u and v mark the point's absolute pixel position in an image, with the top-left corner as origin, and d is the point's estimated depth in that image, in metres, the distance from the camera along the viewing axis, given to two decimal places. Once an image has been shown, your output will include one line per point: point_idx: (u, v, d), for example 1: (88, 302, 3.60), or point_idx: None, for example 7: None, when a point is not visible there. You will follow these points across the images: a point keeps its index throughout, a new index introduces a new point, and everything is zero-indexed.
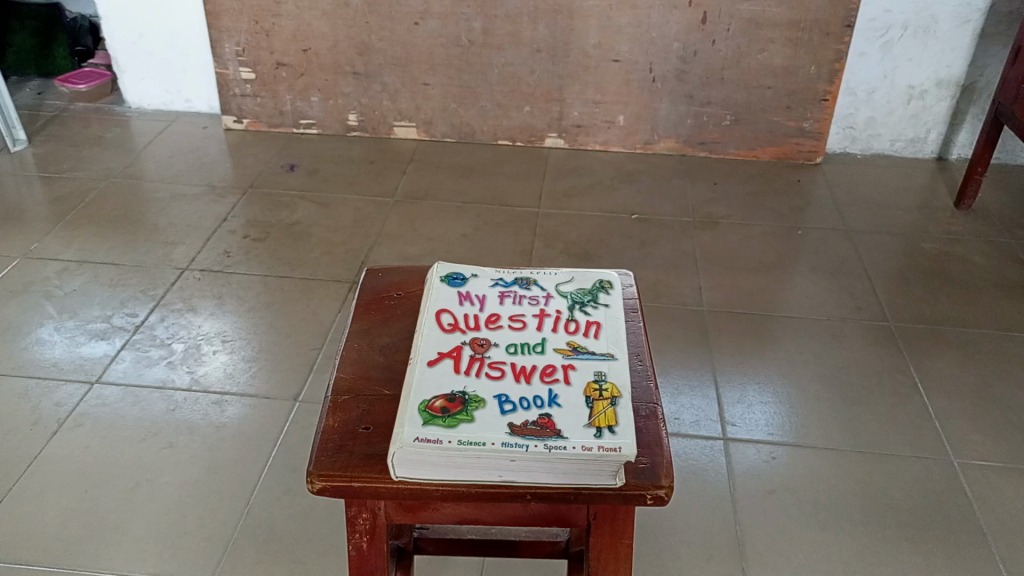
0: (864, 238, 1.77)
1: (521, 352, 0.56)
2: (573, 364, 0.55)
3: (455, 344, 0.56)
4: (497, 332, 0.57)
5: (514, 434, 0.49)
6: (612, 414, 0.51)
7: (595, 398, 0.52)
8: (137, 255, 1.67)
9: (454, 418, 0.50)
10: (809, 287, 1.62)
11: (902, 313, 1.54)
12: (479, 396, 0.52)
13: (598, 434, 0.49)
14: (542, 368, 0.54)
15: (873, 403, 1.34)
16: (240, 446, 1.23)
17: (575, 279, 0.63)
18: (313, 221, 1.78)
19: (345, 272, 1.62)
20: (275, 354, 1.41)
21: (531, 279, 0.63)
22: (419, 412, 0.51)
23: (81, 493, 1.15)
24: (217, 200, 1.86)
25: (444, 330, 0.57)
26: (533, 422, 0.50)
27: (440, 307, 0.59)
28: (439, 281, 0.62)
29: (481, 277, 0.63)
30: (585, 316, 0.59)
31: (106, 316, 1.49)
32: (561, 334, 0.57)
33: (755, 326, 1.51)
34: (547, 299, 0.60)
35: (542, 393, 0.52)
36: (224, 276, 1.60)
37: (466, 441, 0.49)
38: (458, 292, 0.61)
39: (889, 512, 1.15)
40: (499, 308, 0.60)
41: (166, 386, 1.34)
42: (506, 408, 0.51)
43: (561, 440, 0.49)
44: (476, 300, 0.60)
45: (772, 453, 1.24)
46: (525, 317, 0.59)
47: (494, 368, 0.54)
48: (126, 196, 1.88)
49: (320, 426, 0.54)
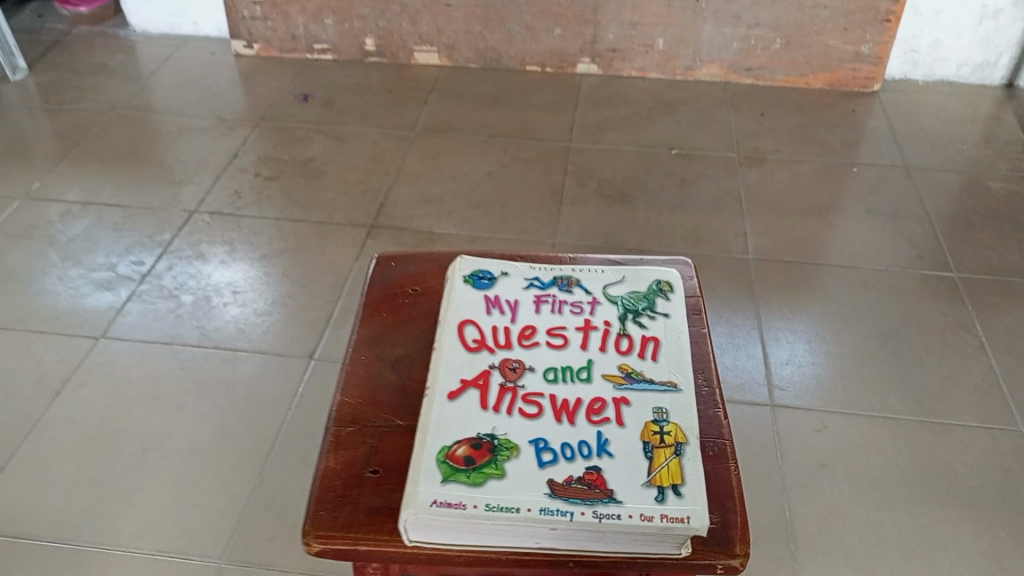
0: (925, 176, 1.63)
1: (562, 380, 0.51)
2: (627, 398, 0.50)
3: (482, 368, 0.51)
4: (533, 352, 0.53)
5: (554, 496, 0.44)
6: (677, 470, 0.45)
7: (656, 445, 0.47)
8: (143, 195, 1.57)
9: (481, 472, 0.45)
10: (864, 232, 1.49)
11: (967, 262, 1.41)
12: (512, 442, 0.47)
13: (660, 497, 0.44)
14: (589, 403, 0.50)
15: (935, 365, 1.23)
16: (253, 409, 1.16)
17: (626, 281, 0.59)
18: (329, 158, 1.67)
19: (361, 214, 1.51)
20: (290, 305, 1.32)
21: (574, 279, 0.59)
22: (437, 465, 0.45)
23: (87, 461, 1.09)
24: (226, 134, 1.75)
25: (469, 349, 0.53)
26: (578, 480, 0.45)
27: (464, 318, 0.55)
28: (463, 282, 0.58)
29: (512, 276, 0.59)
30: (640, 329, 0.54)
31: (111, 264, 1.40)
32: (611, 356, 0.53)
33: (805, 276, 1.39)
34: (592, 307, 0.56)
35: (590, 439, 0.47)
36: (234, 219, 1.51)
37: (497, 506, 0.43)
38: (485, 296, 0.57)
39: (953, 490, 1.06)
40: (535, 318, 0.55)
41: (175, 342, 1.26)
42: (545, 459, 0.46)
43: (614, 504, 0.44)
44: (507, 306, 0.56)
45: (823, 421, 1.14)
46: (566, 331, 0.54)
47: (530, 403, 0.49)
48: (131, 129, 1.77)
49: (318, 470, 0.49)
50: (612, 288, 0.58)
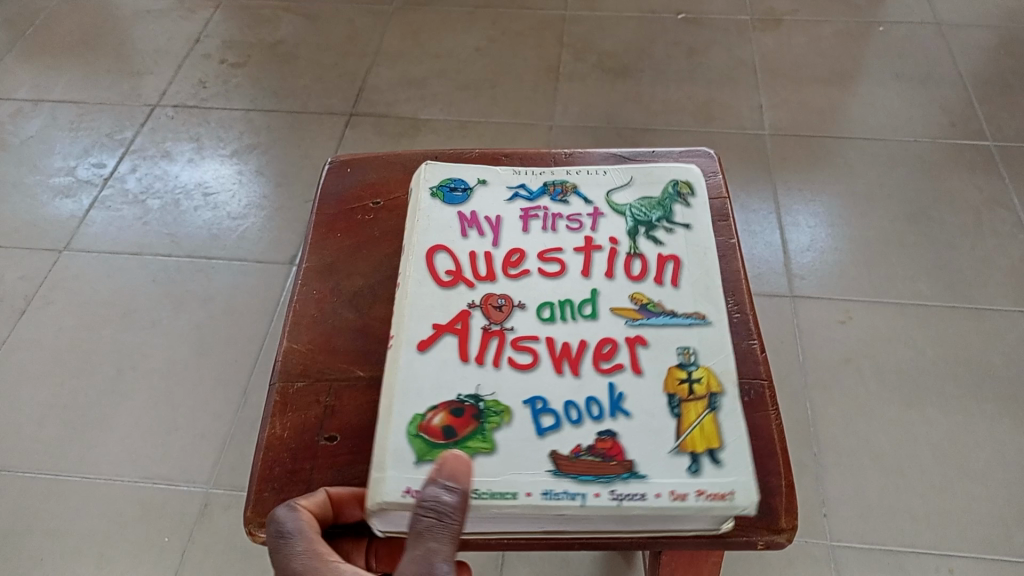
0: (958, 33, 1.48)
1: (558, 320, 0.47)
2: (643, 337, 0.46)
3: (459, 309, 0.47)
4: (521, 284, 0.49)
5: (560, 475, 0.40)
6: (713, 432, 0.41)
7: (685, 398, 0.43)
8: (100, 90, 1.43)
9: (466, 447, 0.41)
10: (890, 100, 1.36)
11: (1004, 128, 1.29)
12: (502, 405, 0.43)
13: (694, 469, 0.40)
14: (596, 346, 0.46)
15: (969, 246, 1.13)
16: (232, 322, 1.08)
17: (633, 185, 0.54)
18: (300, 40, 1.52)
19: (340, 102, 1.38)
20: (267, 207, 1.22)
21: (570, 186, 0.54)
22: (409, 441, 0.41)
23: (59, 386, 1.02)
24: (187, 16, 1.59)
25: (441, 285, 0.48)
26: (589, 451, 0.41)
27: (435, 244, 0.50)
28: (433, 197, 0.53)
29: (492, 187, 0.54)
30: (656, 248, 0.50)
31: (70, 168, 1.29)
32: (618, 284, 0.48)
33: (826, 152, 1.27)
34: (594, 221, 0.52)
35: (601, 396, 0.43)
36: (200, 113, 1.38)
37: (488, 492, 0.39)
38: (459, 215, 0.52)
39: (988, 382, 0.98)
40: (524, 240, 0.51)
41: (143, 252, 1.16)
42: (545, 425, 0.42)
43: (637, 481, 0.40)
44: (487, 226, 0.52)
45: (847, 312, 1.06)
46: (561, 256, 0.50)
47: (522, 351, 0.45)
48: (83, 14, 1.61)
49: (262, 437, 0.47)
50: (616, 195, 0.53)
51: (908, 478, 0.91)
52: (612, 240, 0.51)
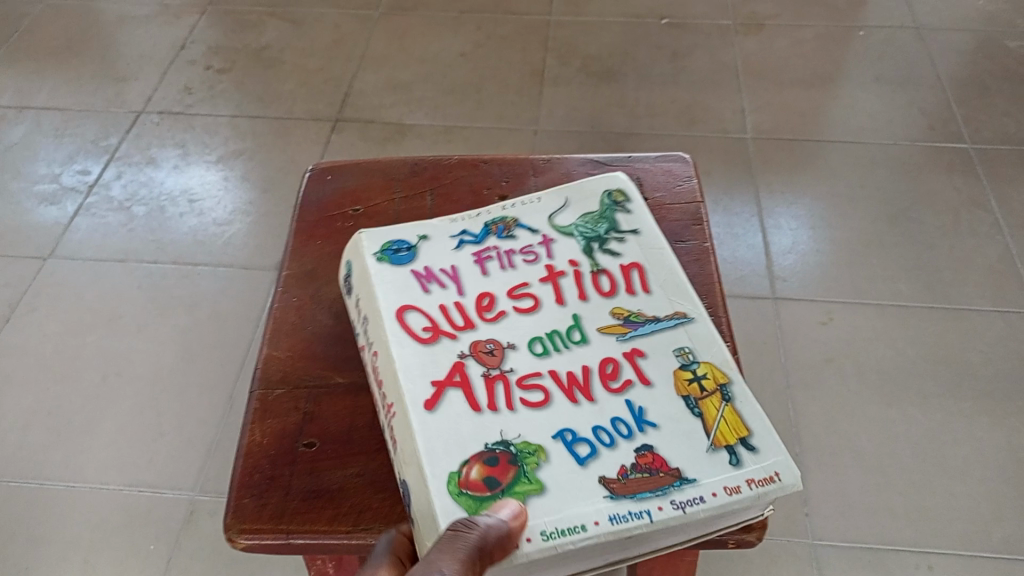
0: (937, 36, 1.49)
1: (555, 351, 0.45)
2: (638, 349, 0.45)
3: (452, 362, 0.45)
4: (504, 324, 0.47)
5: (618, 498, 0.38)
6: (737, 422, 0.42)
7: (700, 397, 0.43)
8: (85, 95, 1.43)
9: (516, 493, 0.39)
10: (871, 103, 1.37)
11: (982, 130, 1.31)
12: (533, 445, 0.41)
13: (735, 460, 0.40)
14: (600, 367, 0.45)
15: (948, 247, 1.14)
16: (218, 328, 1.08)
17: (569, 208, 0.55)
18: (285, 45, 1.52)
19: (325, 107, 1.38)
20: (253, 212, 1.22)
21: (511, 222, 0.54)
22: (455, 502, 0.38)
23: (43, 393, 1.02)
24: (172, 21, 1.59)
25: (424, 342, 0.45)
26: (635, 469, 0.40)
27: (401, 304, 0.47)
28: (377, 258, 0.50)
29: (434, 238, 0.53)
30: (614, 261, 0.51)
31: (54, 175, 1.29)
32: (595, 303, 0.48)
33: (808, 155, 1.29)
34: (548, 249, 0.52)
35: (624, 415, 0.42)
36: (185, 118, 1.38)
37: (557, 530, 0.37)
38: (414, 272, 0.50)
39: (967, 381, 1.00)
40: (489, 281, 0.50)
41: (128, 258, 1.16)
42: (583, 454, 0.40)
43: (690, 487, 0.39)
44: (446, 278, 0.50)
45: (829, 314, 1.07)
46: (530, 290, 0.49)
47: (533, 390, 0.43)
48: (67, 20, 1.60)
49: (242, 442, 0.48)
50: (558, 218, 0.54)
51: (889, 476, 0.92)
52: (572, 263, 0.51)
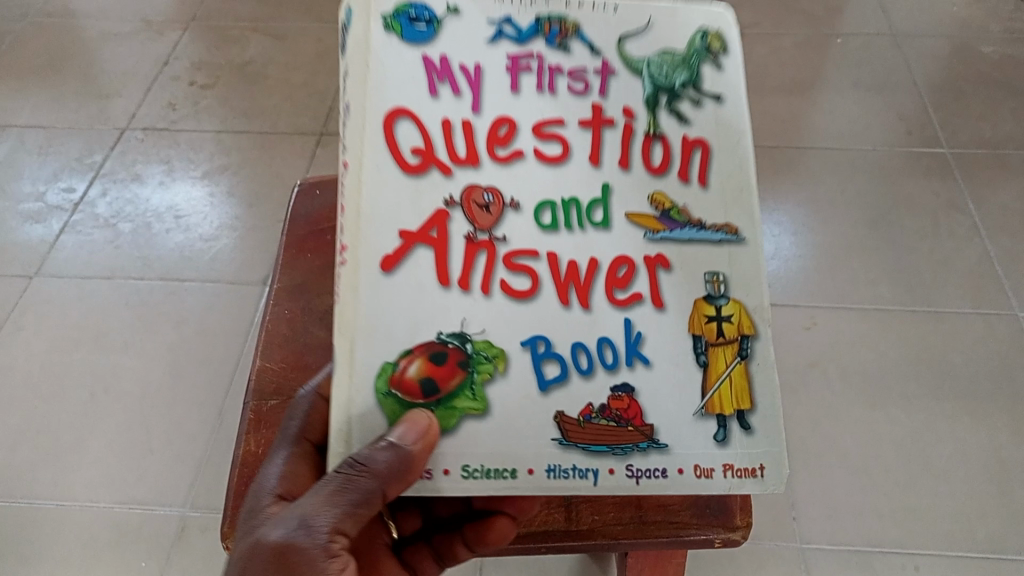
0: (912, 42, 1.52)
1: (564, 229, 0.44)
2: (665, 258, 0.45)
3: (432, 210, 0.43)
4: (516, 170, 0.44)
5: (569, 446, 0.43)
6: (743, 392, 0.45)
7: (715, 345, 0.45)
8: (68, 113, 1.43)
9: (452, 408, 0.42)
10: (849, 109, 1.39)
11: (958, 134, 1.33)
12: (495, 350, 0.43)
13: (723, 437, 0.44)
14: (608, 268, 0.44)
15: (928, 250, 1.16)
16: (206, 343, 1.08)
17: (651, 31, 0.46)
18: (268, 60, 1.52)
19: (310, 121, 1.39)
20: (240, 228, 1.22)
21: (574, 23, 0.46)
22: (379, 400, 0.42)
23: (31, 412, 1.02)
24: (155, 38, 1.60)
25: (409, 171, 0.43)
26: (600, 414, 0.43)
27: (399, 109, 0.44)
28: (392, 36, 0.44)
29: (472, 17, 0.45)
30: (672, 127, 0.46)
31: (39, 193, 1.29)
32: (634, 176, 0.45)
33: (789, 161, 1.30)
34: (604, 83, 0.46)
35: (614, 340, 0.44)
36: (170, 135, 1.38)
37: (482, 471, 0.42)
38: (426, 65, 0.44)
39: (947, 382, 1.01)
40: (515, 104, 0.45)
41: (115, 275, 1.16)
42: (549, 379, 0.43)
43: (656, 452, 0.43)
44: (463, 82, 0.44)
45: (812, 319, 1.08)
46: (563, 131, 0.45)
47: (520, 272, 0.44)
48: (49, 38, 1.60)
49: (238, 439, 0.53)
50: (630, 42, 0.46)
51: (874, 478, 0.93)
52: (627, 111, 0.46)
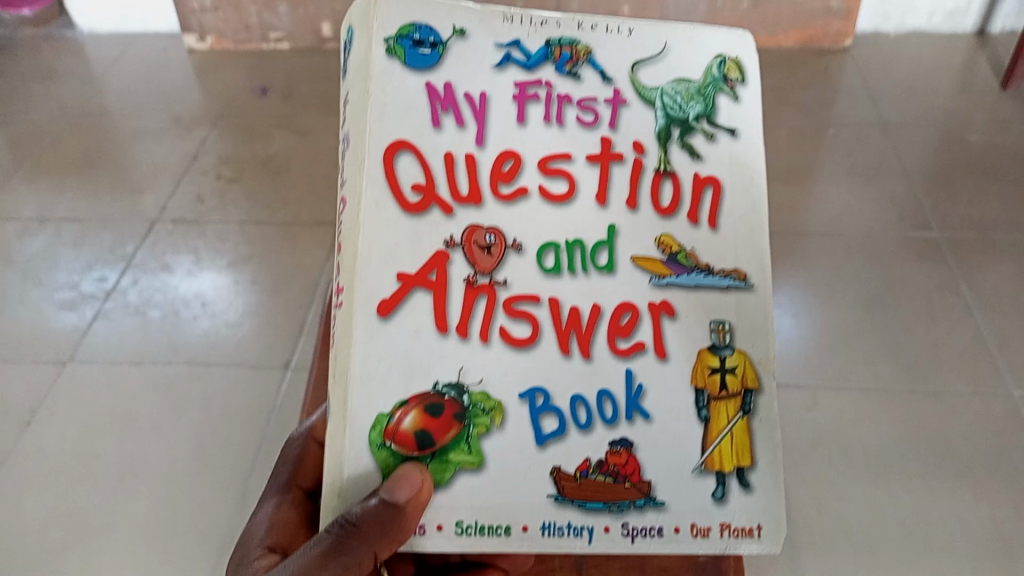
0: (901, 132, 1.60)
1: (567, 275, 0.55)
2: (670, 307, 0.56)
3: (432, 251, 0.53)
4: (526, 205, 0.55)
5: (564, 502, 0.53)
6: (743, 453, 0.55)
7: (717, 399, 0.55)
8: (102, 207, 1.51)
9: (450, 461, 0.52)
10: (844, 196, 1.46)
11: (948, 219, 1.39)
12: (493, 403, 0.53)
13: (721, 496, 0.55)
14: (611, 318, 0.55)
15: (923, 331, 1.21)
16: (230, 426, 1.12)
17: (660, 62, 0.58)
18: (291, 154, 1.62)
19: (330, 211, 1.47)
20: (262, 314, 1.28)
21: (586, 52, 0.57)
22: (374, 453, 0.52)
23: (62, 493, 1.06)
24: (184, 135, 1.70)
25: (408, 210, 0.54)
26: (598, 470, 0.53)
27: (402, 143, 0.54)
28: (398, 66, 0.54)
29: (486, 50, 0.56)
30: (676, 161, 0.57)
31: (74, 283, 1.36)
32: (641, 216, 0.56)
33: (787, 246, 1.36)
34: (614, 115, 0.57)
35: (610, 391, 0.54)
36: (198, 226, 1.46)
37: (478, 526, 0.52)
38: (427, 94, 0.55)
39: (947, 459, 1.04)
40: (523, 135, 0.56)
41: (144, 361, 1.22)
42: (546, 434, 0.53)
43: (654, 510, 0.54)
44: (469, 114, 0.55)
45: (814, 398, 1.12)
46: (568, 167, 0.56)
47: (518, 321, 0.54)
48: (86, 136, 1.70)
49: (271, 519, 0.65)
50: (641, 72, 0.58)
51: (877, 554, 0.95)
52: (636, 147, 0.57)
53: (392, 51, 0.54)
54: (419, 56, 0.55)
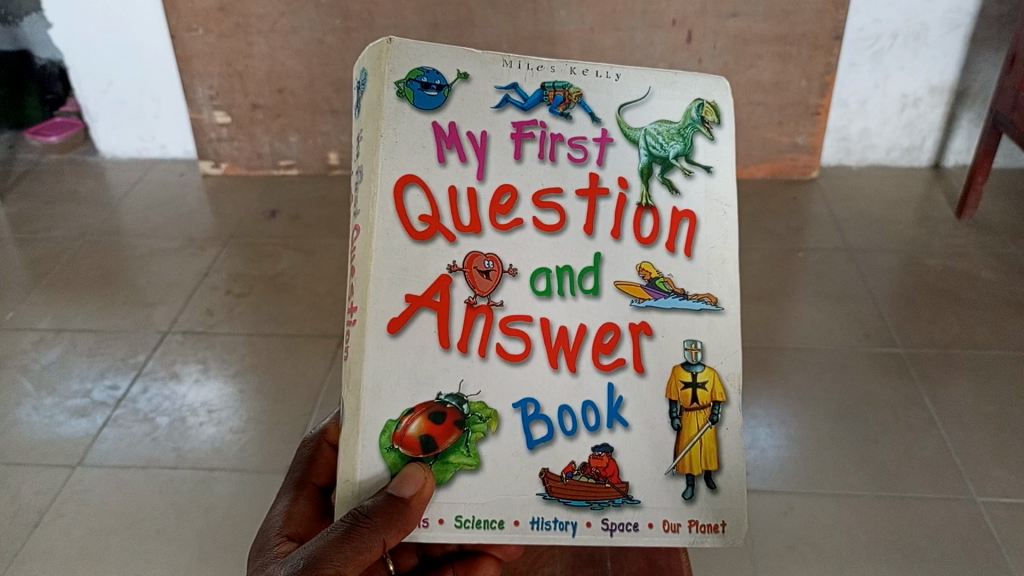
0: (866, 256, 1.73)
1: (556, 297, 0.66)
2: (649, 326, 0.67)
3: (437, 276, 0.64)
4: (523, 233, 0.66)
5: (549, 499, 0.65)
6: (710, 458, 0.68)
7: (687, 409, 0.67)
8: (116, 319, 1.60)
9: (450, 463, 0.64)
10: (815, 314, 1.56)
11: (911, 336, 1.49)
12: (490, 410, 0.64)
13: (689, 495, 0.67)
14: (596, 338, 0.67)
15: (890, 440, 1.28)
16: (231, 530, 1.17)
17: (646, 104, 0.68)
18: (297, 271, 1.72)
19: (333, 325, 1.56)
20: (265, 422, 1.35)
21: (576, 94, 0.67)
22: (384, 457, 0.63)
23: None
24: (197, 253, 1.81)
25: (416, 238, 0.64)
26: (582, 470, 0.65)
27: (412, 179, 0.64)
28: (410, 108, 0.65)
29: (487, 93, 0.66)
30: (656, 195, 0.68)
31: (86, 391, 1.42)
32: (621, 244, 0.67)
33: (763, 361, 1.45)
34: (603, 153, 0.68)
35: (591, 402, 0.66)
36: (206, 338, 1.54)
37: (476, 520, 0.64)
38: (435, 135, 0.65)
39: (915, 561, 1.10)
40: (519, 169, 0.66)
41: (151, 465, 1.27)
42: (535, 440, 0.65)
43: (630, 508, 0.66)
44: (471, 151, 0.66)
45: (789, 504, 1.18)
46: (559, 200, 0.67)
47: (513, 339, 0.65)
48: (103, 254, 1.81)
49: (287, 510, 0.75)
50: (627, 112, 0.68)
51: None
52: (621, 182, 0.68)
53: (402, 92, 0.65)
54: (427, 98, 0.65)
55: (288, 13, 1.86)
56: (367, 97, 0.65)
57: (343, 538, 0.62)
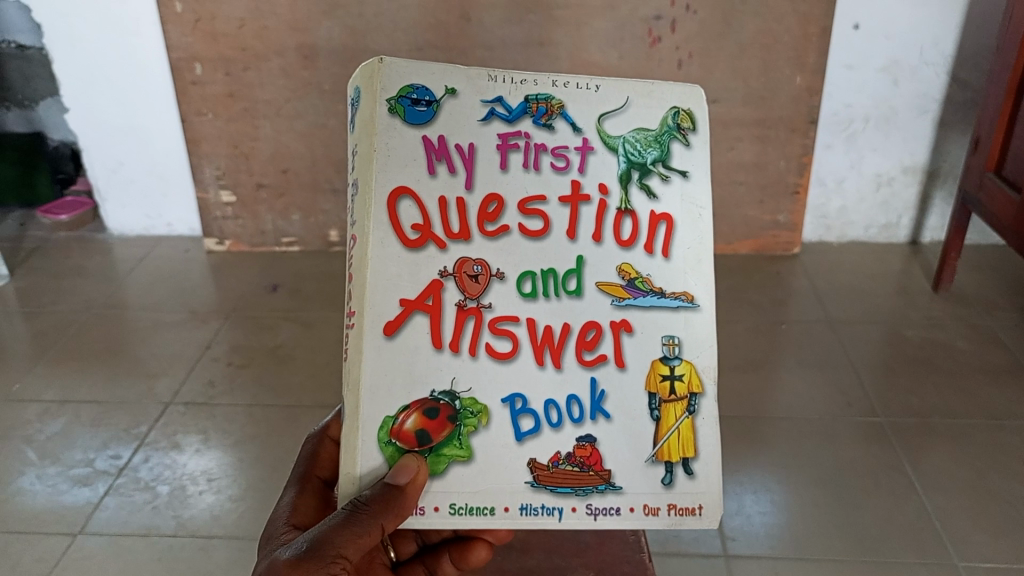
0: (847, 328, 1.79)
1: (542, 298, 0.72)
2: (630, 323, 0.73)
3: (429, 281, 0.71)
4: (509, 239, 0.72)
5: (537, 488, 0.71)
6: (688, 446, 0.73)
7: (666, 400, 0.73)
8: (119, 390, 1.65)
9: (444, 455, 0.70)
10: (799, 384, 1.61)
11: (891, 405, 1.54)
12: (481, 404, 0.71)
13: (669, 482, 0.72)
14: (579, 335, 0.72)
15: (873, 505, 1.32)
16: None
17: (624, 113, 0.74)
18: (296, 343, 1.78)
19: (332, 396, 1.60)
20: (264, 490, 1.38)
21: (557, 106, 0.73)
22: (382, 451, 0.69)
23: None
24: (199, 326, 1.86)
25: (409, 246, 0.71)
26: (568, 458, 0.71)
27: (404, 191, 0.71)
28: (401, 123, 0.71)
29: (473, 108, 0.72)
30: (635, 199, 0.74)
31: (89, 460, 1.46)
32: (602, 247, 0.73)
33: (748, 429, 1.49)
34: (584, 161, 0.73)
35: (575, 395, 0.72)
36: (207, 409, 1.58)
37: (468, 507, 0.70)
38: (426, 149, 0.71)
39: None
40: (505, 179, 0.72)
41: (151, 533, 1.30)
42: (523, 432, 0.71)
43: (612, 493, 0.71)
44: (459, 163, 0.72)
45: (775, 569, 1.21)
46: (543, 208, 0.73)
47: (501, 338, 0.71)
48: (108, 327, 1.86)
49: (293, 502, 0.81)
50: (608, 120, 0.73)
51: None
52: (602, 188, 0.73)
53: (393, 109, 0.71)
54: (416, 113, 0.71)
55: (292, 99, 1.97)
56: (362, 114, 0.72)
57: (344, 523, 0.68)
